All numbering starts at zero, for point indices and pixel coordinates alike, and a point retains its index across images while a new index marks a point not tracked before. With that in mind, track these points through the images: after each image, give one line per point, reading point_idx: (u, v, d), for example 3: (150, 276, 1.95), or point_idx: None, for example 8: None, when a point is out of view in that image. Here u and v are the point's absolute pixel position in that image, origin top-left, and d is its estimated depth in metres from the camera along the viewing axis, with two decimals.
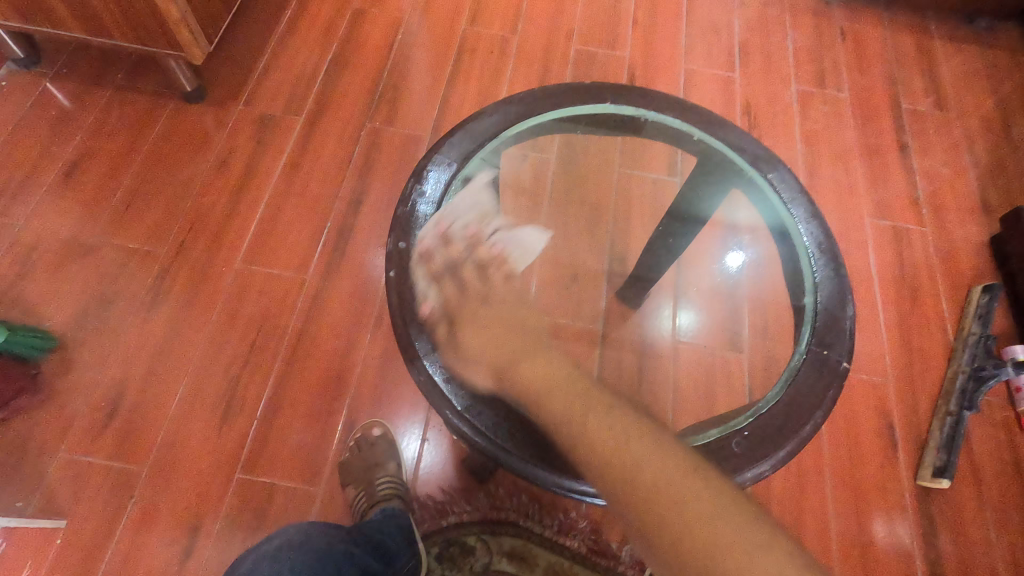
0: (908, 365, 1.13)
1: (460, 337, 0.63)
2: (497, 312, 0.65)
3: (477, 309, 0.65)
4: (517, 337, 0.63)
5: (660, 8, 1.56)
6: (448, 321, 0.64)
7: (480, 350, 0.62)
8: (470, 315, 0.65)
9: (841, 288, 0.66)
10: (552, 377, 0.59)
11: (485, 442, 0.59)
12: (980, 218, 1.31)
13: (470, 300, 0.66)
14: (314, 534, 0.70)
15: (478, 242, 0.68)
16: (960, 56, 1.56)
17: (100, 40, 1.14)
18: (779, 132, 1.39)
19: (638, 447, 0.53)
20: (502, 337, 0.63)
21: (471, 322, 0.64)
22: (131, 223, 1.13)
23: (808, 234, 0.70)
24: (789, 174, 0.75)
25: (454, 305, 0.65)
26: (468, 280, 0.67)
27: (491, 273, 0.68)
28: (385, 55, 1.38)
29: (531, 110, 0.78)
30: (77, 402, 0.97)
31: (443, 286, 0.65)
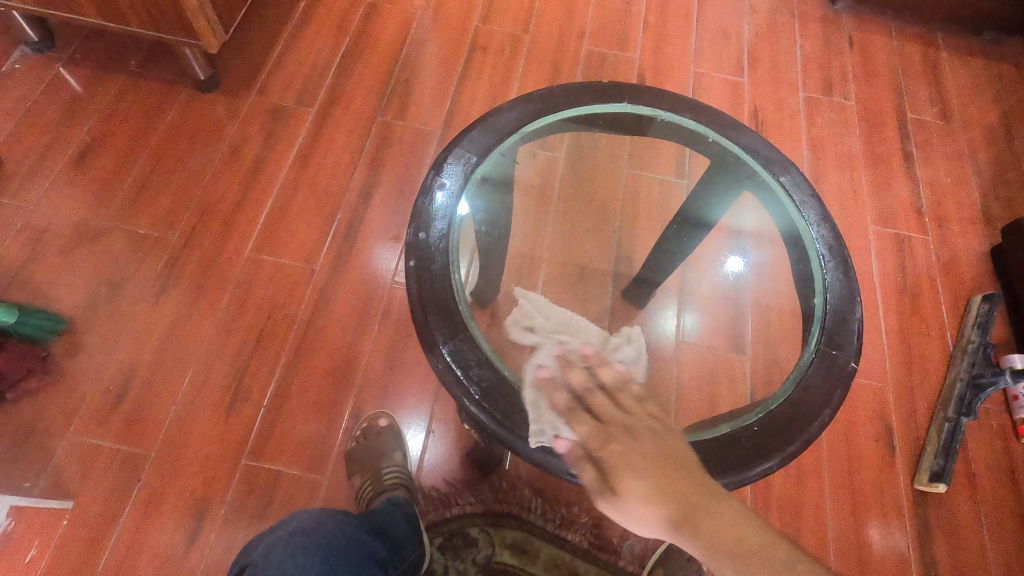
0: (907, 370, 1.14)
1: (615, 480, 0.54)
2: (656, 445, 0.57)
3: (622, 444, 0.57)
4: (682, 474, 0.54)
5: (671, 12, 1.58)
6: (594, 462, 0.56)
7: (643, 492, 0.52)
8: (618, 456, 0.56)
9: (850, 290, 0.67)
10: (722, 520, 0.50)
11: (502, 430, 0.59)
12: (981, 228, 1.33)
13: (613, 433, 0.58)
14: (326, 520, 0.71)
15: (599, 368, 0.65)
16: (966, 67, 1.57)
17: (116, 26, 1.14)
18: (786, 137, 1.40)
19: None
20: (666, 478, 0.53)
21: (623, 461, 0.55)
22: (142, 209, 1.13)
23: (819, 236, 0.72)
24: (802, 178, 0.76)
25: (596, 447, 0.57)
26: (601, 414, 0.60)
27: (623, 398, 0.62)
28: (397, 50, 1.39)
29: (549, 107, 0.79)
30: (85, 384, 0.98)
31: (578, 420, 0.60)
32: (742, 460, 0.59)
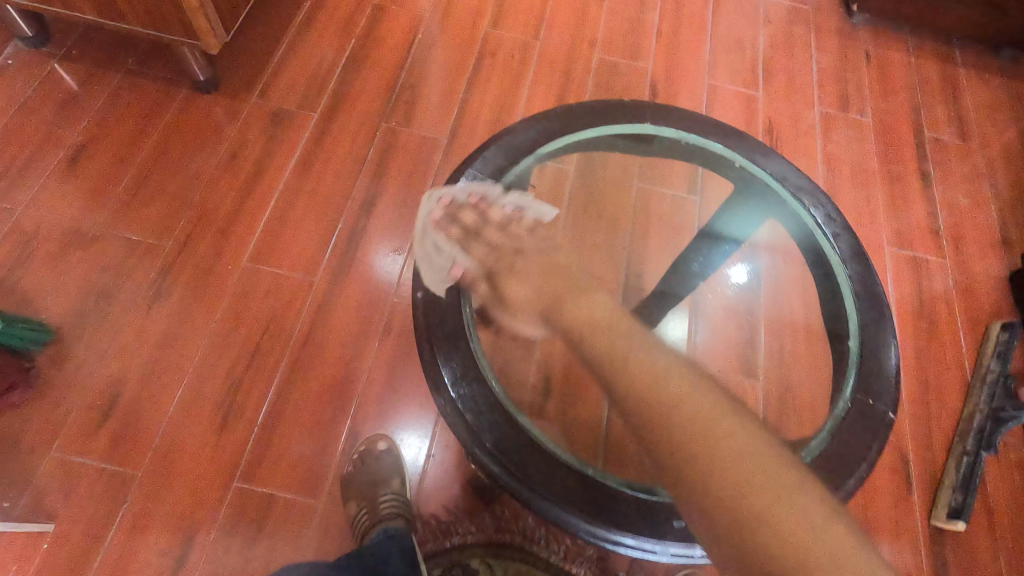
0: (924, 399, 1.11)
1: (505, 287, 0.68)
2: (535, 261, 0.70)
3: (512, 265, 0.69)
4: (558, 280, 0.68)
5: (685, 21, 1.54)
6: (487, 278, 0.68)
7: (523, 296, 0.67)
8: (506, 271, 0.69)
9: (885, 331, 0.64)
10: (590, 320, 0.63)
11: (515, 483, 0.55)
12: (1000, 252, 1.29)
13: (506, 255, 0.70)
14: None
15: (489, 207, 0.71)
16: (984, 86, 1.54)
17: (113, 24, 1.10)
18: (801, 153, 1.37)
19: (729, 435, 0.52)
20: (545, 284, 0.67)
21: (511, 280, 0.68)
22: (136, 214, 1.09)
23: (852, 271, 0.68)
24: (834, 209, 0.73)
25: (489, 269, 0.68)
26: (490, 241, 0.70)
27: (511, 229, 0.72)
28: (404, 54, 1.35)
29: (568, 127, 0.76)
30: (72, 398, 0.93)
31: (472, 250, 0.69)
32: None
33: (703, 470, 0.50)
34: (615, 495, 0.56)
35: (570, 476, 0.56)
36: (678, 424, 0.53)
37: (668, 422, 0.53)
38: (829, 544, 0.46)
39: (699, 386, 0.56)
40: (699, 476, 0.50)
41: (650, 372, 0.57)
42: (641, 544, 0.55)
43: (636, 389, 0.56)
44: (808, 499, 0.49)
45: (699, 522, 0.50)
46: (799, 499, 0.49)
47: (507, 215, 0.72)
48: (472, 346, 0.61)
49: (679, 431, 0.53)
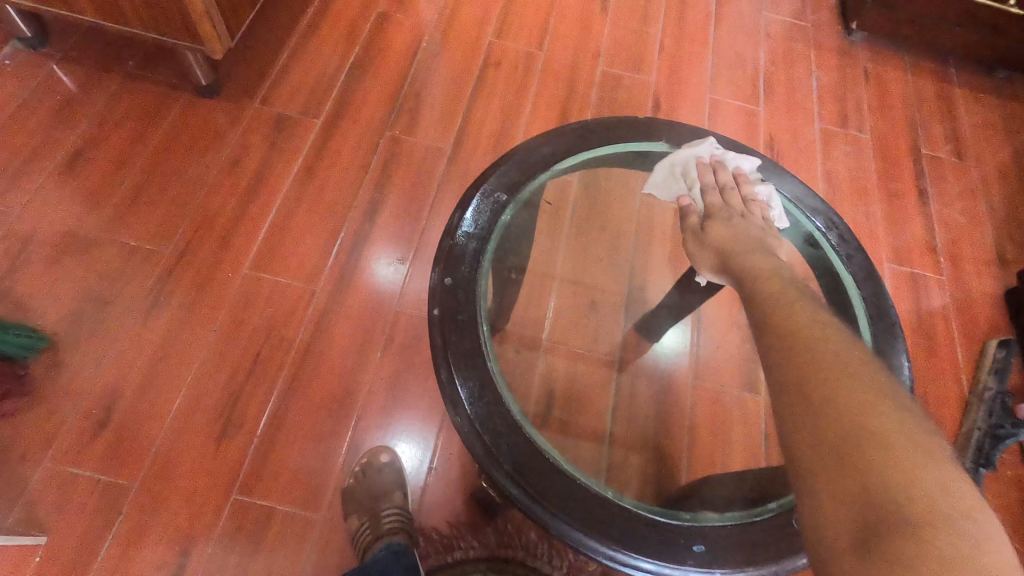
0: (922, 415, 1.12)
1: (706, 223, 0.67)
2: (753, 229, 0.65)
3: (728, 216, 0.67)
4: (762, 242, 0.63)
5: (687, 35, 1.55)
6: (703, 215, 0.69)
7: (719, 234, 0.65)
8: (722, 215, 0.67)
9: (900, 353, 0.65)
10: (777, 274, 0.57)
11: (535, 506, 0.54)
12: (996, 269, 1.31)
13: (732, 210, 0.68)
14: None
15: (741, 181, 0.72)
16: (979, 105, 1.56)
17: (115, 27, 1.09)
18: (801, 168, 1.38)
19: (886, 398, 0.43)
20: (747, 241, 0.63)
21: (719, 221, 0.66)
22: (134, 220, 1.07)
23: (867, 292, 0.70)
24: (846, 229, 0.75)
25: (710, 208, 0.69)
26: (727, 197, 0.70)
27: (750, 204, 0.70)
28: (408, 62, 1.35)
29: (583, 143, 0.77)
30: (66, 407, 0.91)
31: (710, 193, 0.71)
32: (788, 546, 0.56)
33: (854, 408, 0.42)
34: (635, 518, 0.56)
35: (590, 499, 0.56)
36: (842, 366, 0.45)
37: (826, 359, 0.46)
38: (963, 533, 0.35)
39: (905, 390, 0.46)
40: (842, 409, 0.42)
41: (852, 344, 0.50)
42: (661, 570, 0.54)
43: (816, 331, 0.49)
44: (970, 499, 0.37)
45: (804, 446, 0.43)
46: (946, 478, 0.38)
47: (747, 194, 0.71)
48: (483, 353, 0.60)
49: (845, 373, 0.45)
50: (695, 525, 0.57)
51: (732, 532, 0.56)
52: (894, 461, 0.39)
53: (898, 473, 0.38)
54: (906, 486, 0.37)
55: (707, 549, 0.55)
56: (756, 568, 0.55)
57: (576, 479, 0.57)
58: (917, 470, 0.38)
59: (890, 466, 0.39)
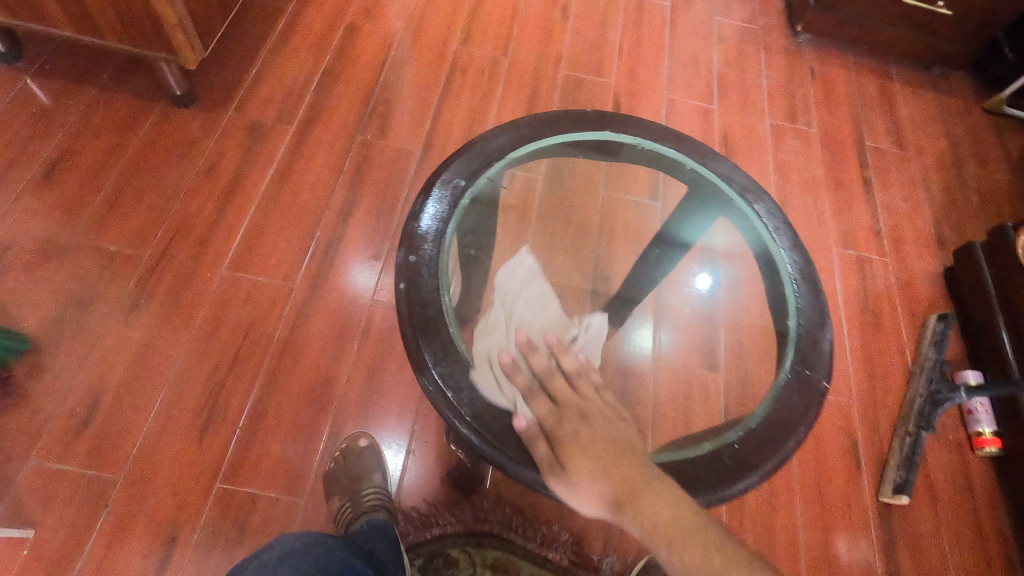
0: (870, 386, 1.19)
1: (565, 458, 0.56)
2: (605, 423, 0.60)
3: (576, 424, 0.60)
4: (628, 449, 0.58)
5: (644, 39, 1.63)
6: (549, 441, 0.59)
7: (589, 472, 0.55)
8: (571, 435, 0.58)
9: (821, 314, 0.71)
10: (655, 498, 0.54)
11: (492, 451, 0.60)
12: (935, 250, 1.40)
13: (568, 413, 0.61)
14: (314, 541, 0.70)
15: (561, 352, 0.67)
16: (918, 100, 1.68)
17: (90, 40, 1.12)
18: (754, 162, 1.46)
19: None
20: (611, 459, 0.56)
21: (578, 439, 0.58)
22: (113, 226, 1.11)
23: (793, 260, 0.76)
24: (774, 205, 0.80)
25: (550, 422, 0.60)
26: (559, 391, 0.62)
27: (581, 382, 0.65)
28: (378, 70, 1.40)
29: (533, 134, 0.82)
30: (50, 407, 0.94)
31: (537, 401, 0.61)
32: (722, 478, 0.60)
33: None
34: None
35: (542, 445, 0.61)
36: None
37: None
38: None
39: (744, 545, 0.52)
40: None
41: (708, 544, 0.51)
42: None
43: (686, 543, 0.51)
44: None
45: None
46: None
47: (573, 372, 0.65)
48: (443, 320, 0.65)
49: None
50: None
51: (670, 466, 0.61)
52: None
53: None
54: None
55: None
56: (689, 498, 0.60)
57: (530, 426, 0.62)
58: None
59: None
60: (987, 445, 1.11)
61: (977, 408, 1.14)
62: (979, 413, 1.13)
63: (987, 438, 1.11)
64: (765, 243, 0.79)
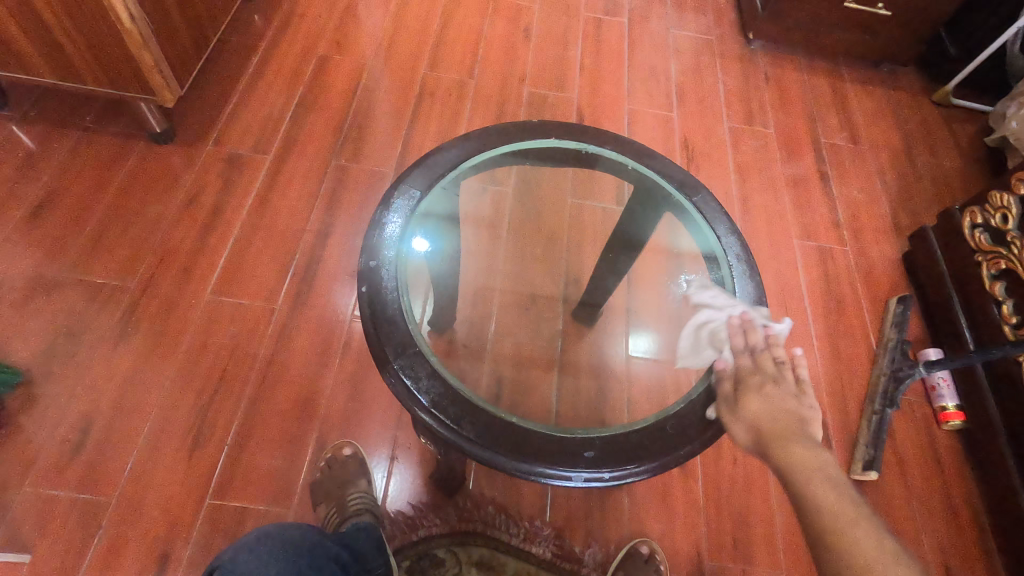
0: (837, 370, 1.24)
1: (740, 395, 0.66)
2: (788, 396, 0.65)
3: (767, 387, 0.66)
4: (800, 422, 0.63)
5: (604, 55, 1.71)
6: (734, 382, 0.68)
7: (755, 410, 0.64)
8: (755, 383, 0.66)
9: (756, 292, 0.82)
10: (809, 457, 0.59)
11: (451, 434, 0.64)
12: (892, 237, 1.46)
13: (760, 375, 0.67)
14: (289, 526, 0.72)
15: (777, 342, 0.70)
16: (868, 96, 1.76)
17: (72, 85, 1.18)
18: (714, 164, 1.53)
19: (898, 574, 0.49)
20: (780, 418, 0.63)
21: (761, 390, 0.65)
22: (99, 259, 1.15)
23: (728, 246, 0.87)
24: (710, 197, 0.92)
25: (741, 369, 0.68)
26: (758, 355, 0.69)
27: (779, 365, 0.68)
28: (350, 97, 1.47)
29: (487, 145, 0.92)
30: (42, 436, 0.97)
31: (738, 351, 0.70)
32: (667, 445, 0.67)
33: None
34: (537, 440, 0.65)
35: (500, 425, 0.65)
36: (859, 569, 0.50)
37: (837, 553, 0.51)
38: None
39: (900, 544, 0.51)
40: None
41: (848, 524, 0.53)
42: (561, 474, 0.64)
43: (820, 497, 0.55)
44: None
45: None
46: None
47: (786, 356, 0.69)
48: (404, 317, 0.70)
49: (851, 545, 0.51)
50: (587, 436, 0.66)
51: (618, 439, 0.67)
52: None
53: None
54: None
55: (597, 453, 0.65)
56: (637, 464, 0.66)
57: (489, 410, 0.67)
58: None
59: None
60: (952, 418, 1.15)
61: (940, 383, 1.18)
62: (942, 388, 1.18)
63: (951, 411, 1.15)
64: (706, 232, 0.90)
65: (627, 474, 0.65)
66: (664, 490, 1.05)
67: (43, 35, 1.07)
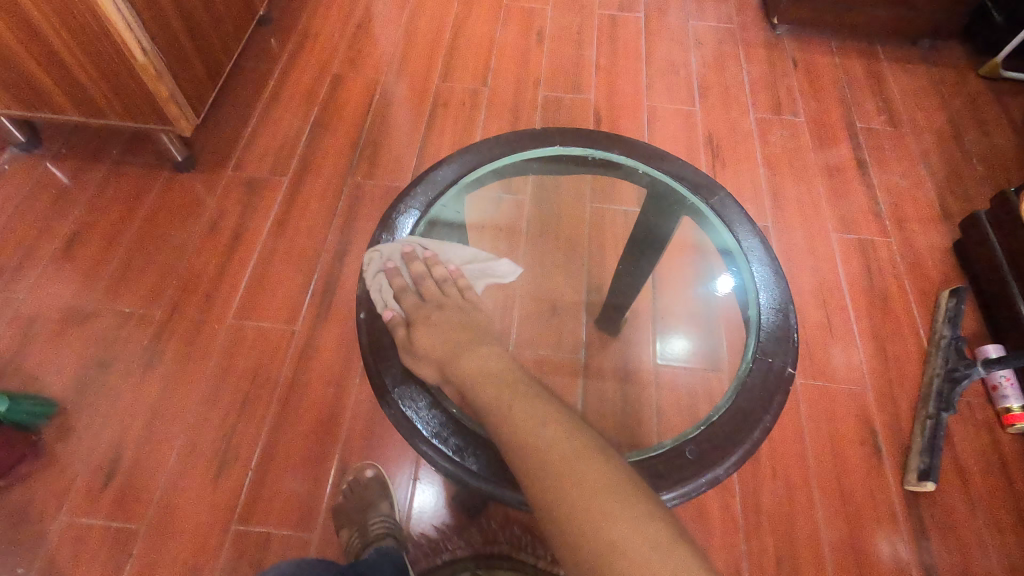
0: (885, 370, 1.16)
1: (416, 332, 0.70)
2: (457, 315, 0.73)
3: (431, 314, 0.72)
4: (470, 331, 0.72)
5: (621, 52, 1.67)
6: (406, 322, 0.72)
7: (427, 344, 0.69)
8: (423, 317, 0.72)
9: (783, 300, 0.77)
10: (483, 372, 0.67)
11: (453, 466, 0.66)
12: (941, 225, 1.36)
13: (430, 303, 0.74)
14: (304, 564, 0.75)
15: (434, 262, 0.79)
16: (907, 75, 1.65)
17: (95, 121, 1.22)
18: (742, 157, 1.46)
19: (569, 447, 0.59)
20: (450, 335, 0.70)
21: (428, 316, 0.72)
22: (127, 288, 1.18)
23: (748, 248, 0.83)
24: (728, 199, 0.88)
25: (415, 307, 0.73)
26: (436, 282, 0.77)
27: (448, 287, 0.77)
28: (364, 114, 1.47)
29: (488, 159, 0.91)
30: (76, 465, 1.00)
31: (402, 297, 0.75)
32: (682, 473, 0.66)
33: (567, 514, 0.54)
34: None
35: (502, 454, 0.67)
36: (532, 452, 0.59)
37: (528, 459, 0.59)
38: (620, 527, 0.52)
39: (557, 416, 0.62)
40: (552, 475, 0.57)
41: (522, 430, 0.61)
42: None
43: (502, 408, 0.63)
44: (626, 514, 0.53)
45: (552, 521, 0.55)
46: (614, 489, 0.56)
47: (445, 273, 0.78)
48: (403, 345, 0.73)
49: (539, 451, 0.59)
50: None
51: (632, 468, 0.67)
52: (577, 509, 0.54)
53: (594, 512, 0.54)
54: (596, 521, 0.53)
55: None
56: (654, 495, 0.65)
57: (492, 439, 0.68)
58: (598, 508, 0.54)
59: (576, 499, 0.55)
60: (1017, 421, 1.05)
61: (1003, 383, 1.08)
62: (1005, 388, 1.08)
63: (1017, 414, 1.05)
64: (724, 233, 0.86)
65: None
66: (698, 507, 1.00)
67: (64, 74, 1.10)
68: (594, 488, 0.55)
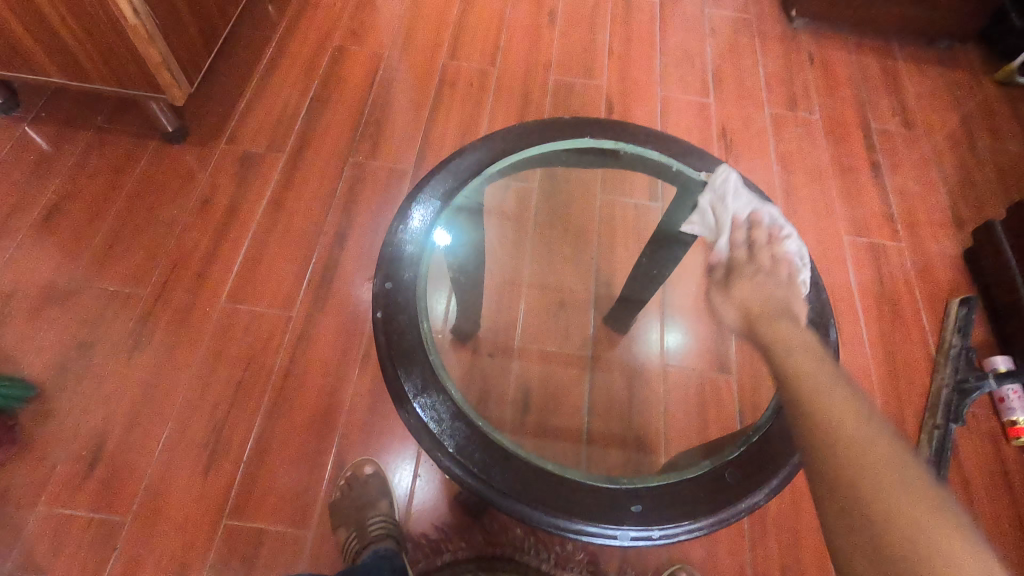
0: (893, 378, 1.14)
1: (732, 278, 0.68)
2: (779, 283, 0.67)
3: (748, 268, 0.68)
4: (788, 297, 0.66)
5: (634, 38, 1.61)
6: (726, 264, 0.71)
7: (743, 292, 0.66)
8: (746, 267, 0.69)
9: (823, 312, 0.75)
10: (806, 347, 0.59)
11: (479, 484, 0.62)
12: (952, 231, 1.34)
13: (750, 255, 0.70)
14: None
15: (755, 219, 0.73)
16: (923, 76, 1.62)
17: (80, 85, 1.14)
18: (755, 154, 1.42)
19: (887, 452, 0.48)
20: (763, 291, 0.66)
21: (747, 268, 0.68)
22: (113, 265, 1.11)
23: None
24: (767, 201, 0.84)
25: (734, 250, 0.71)
26: (765, 232, 0.71)
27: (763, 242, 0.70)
28: (366, 90, 1.40)
29: (514, 147, 0.86)
30: (56, 452, 0.94)
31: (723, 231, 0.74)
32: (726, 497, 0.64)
33: (888, 526, 0.43)
34: (569, 490, 0.63)
35: (529, 472, 0.63)
36: (846, 439, 0.49)
37: (841, 435, 0.49)
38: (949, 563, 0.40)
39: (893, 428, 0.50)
40: (854, 480, 0.47)
41: (841, 408, 0.52)
42: (605, 531, 0.61)
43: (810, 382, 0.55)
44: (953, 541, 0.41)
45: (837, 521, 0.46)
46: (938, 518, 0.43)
47: (777, 235, 0.71)
48: (426, 348, 0.69)
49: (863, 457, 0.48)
50: (633, 488, 0.64)
51: (666, 490, 0.64)
52: (898, 523, 0.43)
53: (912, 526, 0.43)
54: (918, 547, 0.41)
55: (644, 507, 0.63)
56: (689, 521, 0.63)
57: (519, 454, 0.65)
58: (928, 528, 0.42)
59: (894, 509, 0.44)
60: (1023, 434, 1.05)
61: (1010, 395, 1.08)
62: (1012, 401, 1.08)
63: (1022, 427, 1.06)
64: None
65: (679, 532, 0.63)
66: None
67: (45, 32, 1.02)
68: (910, 500, 0.44)
